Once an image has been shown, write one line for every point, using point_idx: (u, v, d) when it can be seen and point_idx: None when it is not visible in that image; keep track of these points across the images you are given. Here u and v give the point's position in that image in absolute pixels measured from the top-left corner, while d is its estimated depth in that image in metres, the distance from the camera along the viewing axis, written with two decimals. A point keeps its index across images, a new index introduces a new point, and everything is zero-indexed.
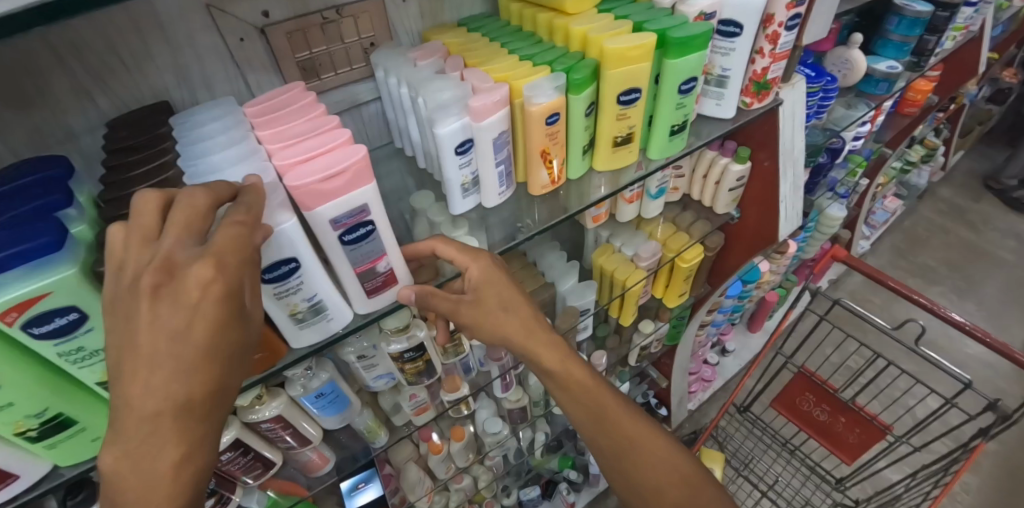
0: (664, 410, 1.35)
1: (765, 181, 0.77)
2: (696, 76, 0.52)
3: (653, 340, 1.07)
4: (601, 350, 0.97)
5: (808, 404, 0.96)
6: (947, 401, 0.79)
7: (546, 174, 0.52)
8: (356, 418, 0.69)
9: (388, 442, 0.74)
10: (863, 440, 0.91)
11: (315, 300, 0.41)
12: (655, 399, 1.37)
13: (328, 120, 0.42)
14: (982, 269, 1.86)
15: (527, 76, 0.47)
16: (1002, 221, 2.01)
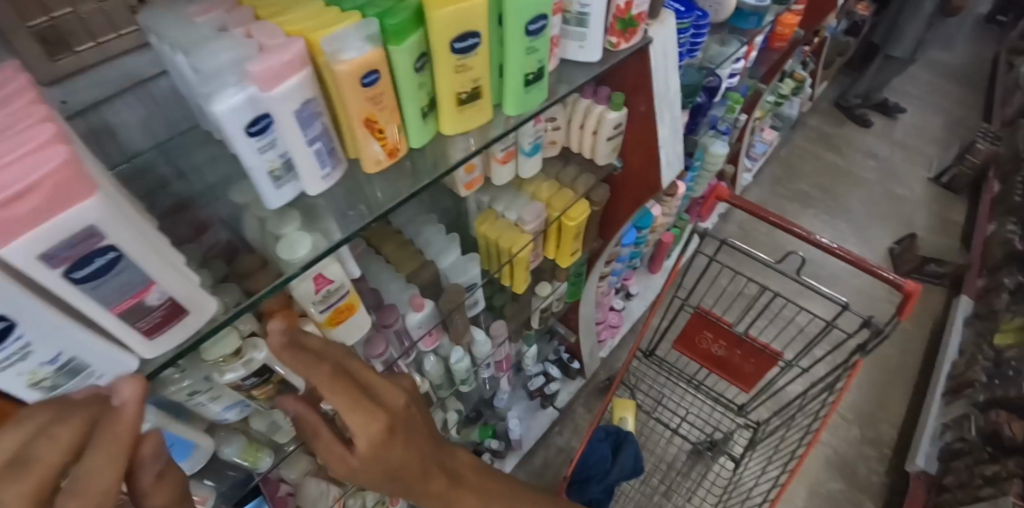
0: (577, 363, 1.42)
1: (643, 125, 0.74)
2: (544, 13, 0.46)
3: (553, 300, 1.06)
4: (500, 320, 0.96)
5: (707, 341, 1.00)
6: (829, 324, 0.85)
7: (378, 145, 0.45)
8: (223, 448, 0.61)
9: (274, 465, 0.67)
10: (758, 367, 0.97)
11: (61, 360, 0.31)
12: (567, 354, 1.44)
13: (32, 111, 0.30)
14: (846, 188, 2.08)
15: (330, 25, 0.38)
16: (860, 143, 2.25)
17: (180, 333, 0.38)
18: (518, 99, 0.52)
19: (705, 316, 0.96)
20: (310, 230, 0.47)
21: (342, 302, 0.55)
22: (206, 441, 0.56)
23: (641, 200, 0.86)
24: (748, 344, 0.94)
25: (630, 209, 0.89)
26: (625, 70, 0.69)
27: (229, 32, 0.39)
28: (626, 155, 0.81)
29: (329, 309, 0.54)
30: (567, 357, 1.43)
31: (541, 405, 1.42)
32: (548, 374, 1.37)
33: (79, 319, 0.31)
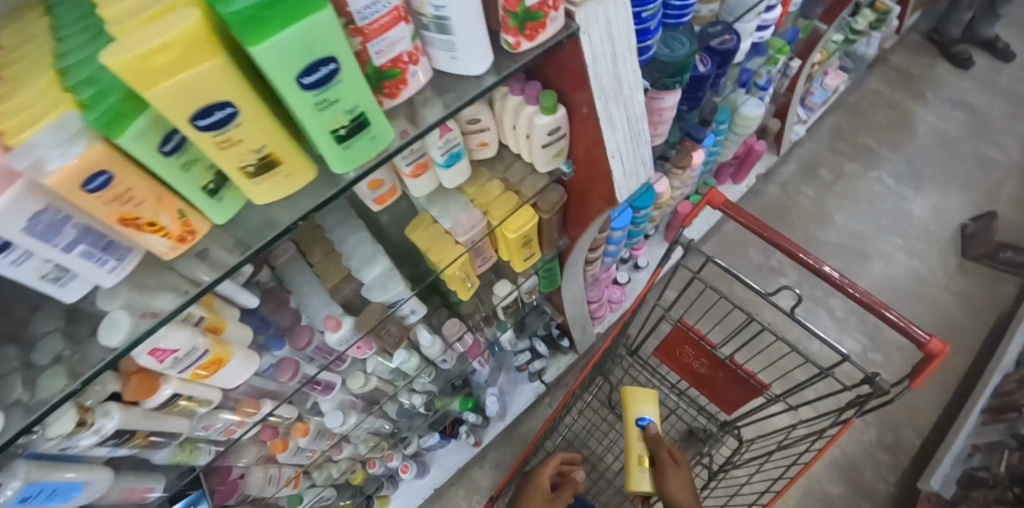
0: (566, 341, 1.37)
1: (588, 129, 0.60)
2: (336, 54, 0.31)
3: (524, 293, 0.99)
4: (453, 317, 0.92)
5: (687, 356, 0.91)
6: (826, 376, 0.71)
7: (160, 238, 0.38)
8: (99, 486, 0.57)
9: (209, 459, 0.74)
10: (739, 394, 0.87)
11: None
12: (558, 329, 1.37)
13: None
14: (922, 144, 1.87)
15: (28, 124, 0.29)
16: (953, 89, 1.98)
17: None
18: (335, 156, 0.37)
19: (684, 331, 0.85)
20: (132, 303, 0.42)
21: (209, 356, 0.52)
22: (100, 476, 0.57)
23: (600, 210, 0.73)
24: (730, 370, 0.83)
25: (588, 217, 0.78)
26: (558, 58, 0.54)
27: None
28: (578, 159, 0.67)
29: (192, 366, 0.51)
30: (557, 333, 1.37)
31: (527, 379, 1.40)
32: (535, 351, 1.33)
33: None
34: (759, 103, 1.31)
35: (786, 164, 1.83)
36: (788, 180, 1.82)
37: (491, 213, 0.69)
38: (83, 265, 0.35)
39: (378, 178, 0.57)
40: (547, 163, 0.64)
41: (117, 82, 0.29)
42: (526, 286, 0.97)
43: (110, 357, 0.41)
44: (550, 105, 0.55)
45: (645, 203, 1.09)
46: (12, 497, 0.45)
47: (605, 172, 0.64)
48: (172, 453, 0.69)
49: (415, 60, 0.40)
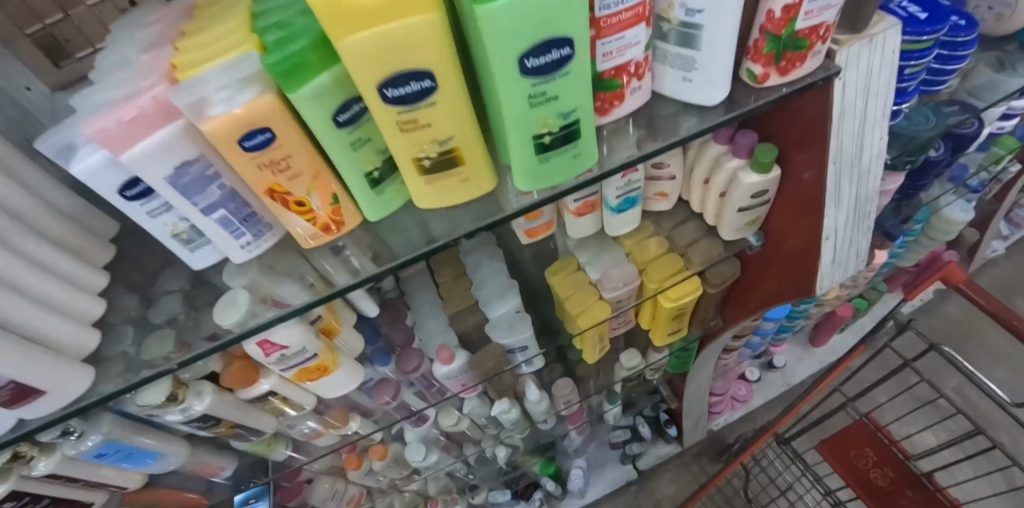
0: (674, 430, 1.21)
1: (800, 201, 0.49)
2: (569, 36, 0.24)
3: (647, 368, 0.88)
4: (567, 376, 0.82)
5: (866, 462, 0.87)
6: None
7: (302, 221, 0.32)
8: (175, 458, 0.55)
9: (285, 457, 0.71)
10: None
11: (9, 383, 0.30)
12: (666, 415, 1.22)
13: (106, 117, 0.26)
14: None
15: (203, 63, 0.26)
16: None
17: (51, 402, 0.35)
18: (529, 167, 0.30)
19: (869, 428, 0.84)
20: (255, 285, 0.39)
21: (313, 363, 0.46)
22: (177, 450, 0.54)
23: (774, 299, 0.61)
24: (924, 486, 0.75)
25: (750, 303, 0.66)
26: (790, 109, 0.43)
27: (138, 60, 0.31)
28: (771, 235, 0.56)
29: (295, 369, 0.45)
30: (664, 419, 1.22)
31: (620, 460, 1.26)
32: (636, 432, 1.20)
33: None
34: (966, 205, 1.07)
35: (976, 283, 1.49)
36: None
37: (648, 275, 0.61)
38: (204, 227, 0.32)
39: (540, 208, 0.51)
40: (732, 229, 0.54)
41: (310, 28, 0.25)
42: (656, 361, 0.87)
43: (221, 340, 0.38)
44: (768, 161, 0.45)
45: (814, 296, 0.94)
46: (87, 450, 0.45)
47: (809, 255, 0.52)
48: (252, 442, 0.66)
49: (639, 74, 0.33)
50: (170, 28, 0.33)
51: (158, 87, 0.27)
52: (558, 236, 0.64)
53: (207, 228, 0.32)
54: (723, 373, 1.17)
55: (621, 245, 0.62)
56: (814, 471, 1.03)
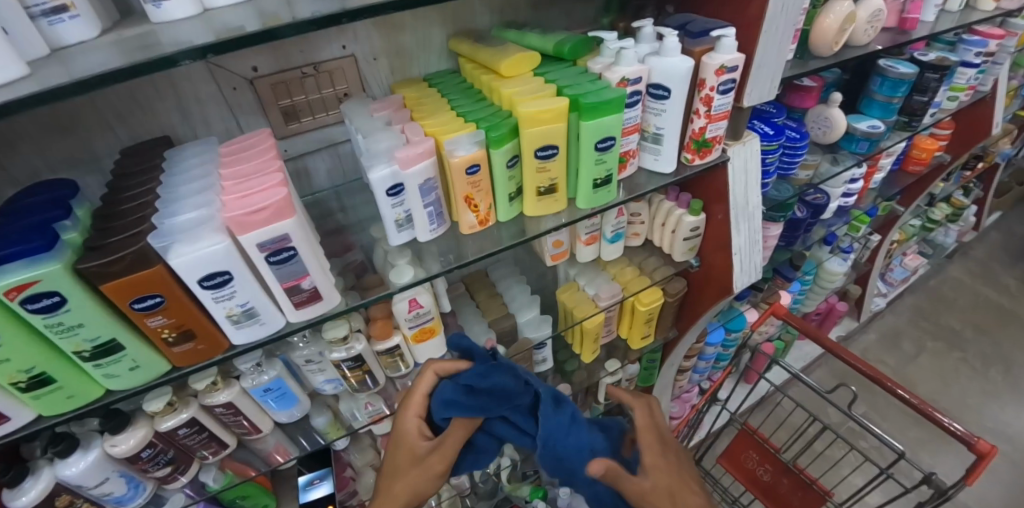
0: None
1: (719, 232, 0.81)
2: (613, 135, 0.58)
3: (623, 378, 1.13)
4: (565, 381, 1.05)
5: (752, 462, 1.11)
6: (886, 472, 0.82)
7: (472, 215, 0.59)
8: (297, 412, 0.72)
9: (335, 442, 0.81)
10: (804, 500, 1.02)
11: (311, 286, 0.52)
12: None
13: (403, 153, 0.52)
14: (1015, 335, 1.75)
15: (453, 131, 0.54)
16: None
17: (304, 314, 0.56)
18: (586, 194, 0.62)
19: (750, 434, 1.08)
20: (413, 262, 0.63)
21: (428, 323, 0.69)
22: (305, 401, 0.72)
23: (711, 306, 0.91)
24: (795, 474, 1.01)
25: (695, 314, 0.96)
26: (708, 180, 0.78)
27: (384, 125, 0.58)
28: (707, 261, 0.87)
29: (416, 327, 0.68)
30: None
31: None
32: None
33: (266, 280, 0.50)
34: (842, 262, 1.34)
35: (867, 331, 1.77)
36: (870, 347, 1.73)
37: (627, 287, 0.89)
38: (416, 215, 0.57)
39: (561, 238, 0.78)
40: (681, 253, 0.85)
41: (505, 121, 0.55)
42: (631, 371, 1.12)
43: (392, 290, 0.60)
44: (696, 208, 0.78)
45: (738, 323, 1.19)
46: (262, 382, 0.64)
47: (727, 269, 0.83)
48: (328, 421, 0.78)
49: (633, 157, 0.67)
50: (388, 109, 0.61)
51: (425, 139, 0.54)
52: (564, 266, 0.92)
53: (417, 214, 0.58)
54: (679, 397, 1.41)
55: (608, 271, 0.92)
56: (719, 482, 1.26)
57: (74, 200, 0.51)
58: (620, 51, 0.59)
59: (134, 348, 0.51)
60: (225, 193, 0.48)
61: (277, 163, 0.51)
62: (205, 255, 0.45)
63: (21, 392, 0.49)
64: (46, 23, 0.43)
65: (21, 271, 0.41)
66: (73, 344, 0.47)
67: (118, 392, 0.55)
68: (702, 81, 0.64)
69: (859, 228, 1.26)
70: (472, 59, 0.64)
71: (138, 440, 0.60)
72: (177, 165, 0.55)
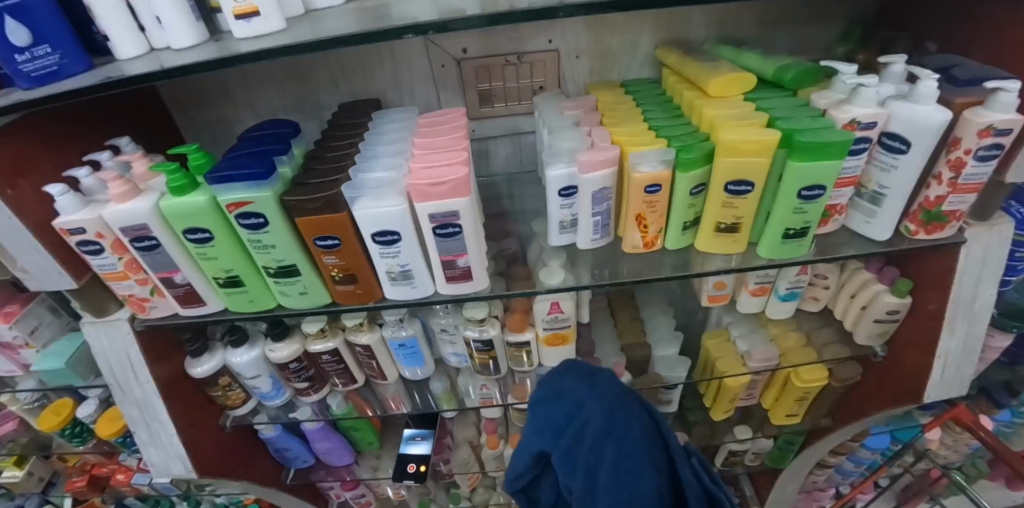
0: None
1: (925, 324, 0.66)
2: (823, 184, 0.50)
3: (749, 452, 0.97)
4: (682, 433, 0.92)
5: None
6: None
7: (639, 235, 0.56)
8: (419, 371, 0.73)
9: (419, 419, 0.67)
10: None
11: (466, 265, 0.54)
12: None
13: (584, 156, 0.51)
14: None
15: (642, 144, 0.52)
16: None
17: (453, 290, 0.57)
18: (771, 243, 0.54)
19: None
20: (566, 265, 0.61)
21: (563, 330, 0.65)
22: (429, 366, 0.73)
23: (889, 408, 0.74)
24: None
25: (862, 411, 0.80)
26: (926, 260, 0.64)
27: (571, 124, 0.57)
28: (898, 354, 0.71)
29: (550, 330, 0.65)
30: None
31: None
32: None
33: (428, 249, 0.53)
34: None
35: None
36: None
37: (786, 356, 0.74)
38: (583, 219, 0.56)
39: (725, 281, 0.69)
40: (867, 336, 0.70)
41: (699, 144, 0.51)
42: (763, 447, 0.95)
43: (540, 289, 0.59)
44: (904, 289, 0.63)
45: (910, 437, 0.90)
46: (398, 336, 0.67)
47: (924, 373, 0.67)
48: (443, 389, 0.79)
49: (840, 212, 0.57)
50: (578, 108, 0.60)
51: (612, 147, 0.52)
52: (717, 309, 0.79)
53: (585, 219, 0.55)
54: None
55: (768, 329, 0.77)
56: None
57: (293, 138, 0.59)
58: (858, 88, 0.50)
59: (307, 277, 0.58)
60: (414, 161, 0.51)
61: (464, 143, 0.53)
62: (384, 213, 0.49)
63: (221, 285, 0.61)
64: None
65: (244, 191, 0.50)
66: (264, 258, 0.56)
67: (284, 309, 0.63)
68: (956, 140, 0.52)
69: None
70: (677, 72, 0.60)
71: (291, 352, 0.69)
72: (381, 127, 0.60)
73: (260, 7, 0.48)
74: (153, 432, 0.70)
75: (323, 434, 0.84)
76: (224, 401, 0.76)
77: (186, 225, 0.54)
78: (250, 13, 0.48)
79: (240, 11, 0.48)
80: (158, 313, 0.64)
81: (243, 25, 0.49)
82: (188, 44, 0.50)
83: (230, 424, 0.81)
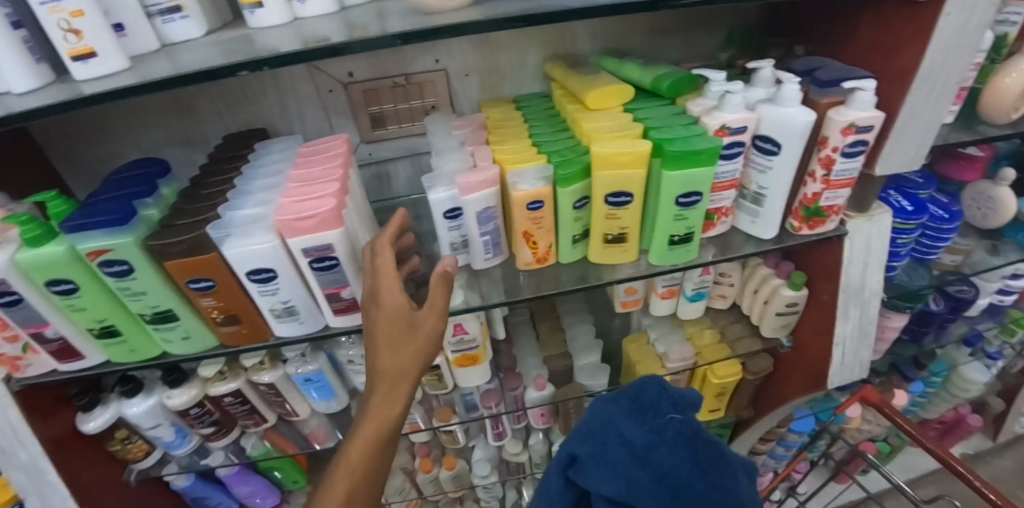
0: None
1: (822, 314, 0.68)
2: (698, 191, 0.50)
3: None
4: None
5: None
6: None
7: (529, 252, 0.55)
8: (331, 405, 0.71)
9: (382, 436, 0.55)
10: None
11: (351, 297, 0.52)
12: None
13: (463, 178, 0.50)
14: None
15: (522, 162, 0.51)
16: None
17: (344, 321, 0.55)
18: (659, 250, 0.55)
19: None
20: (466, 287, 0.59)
21: (472, 351, 0.64)
22: (343, 398, 0.70)
23: (801, 394, 0.77)
24: None
25: (779, 399, 0.82)
26: (817, 253, 0.66)
27: (458, 145, 0.56)
28: (802, 343, 0.74)
29: (460, 352, 0.64)
30: None
31: None
32: None
33: (309, 283, 0.51)
34: (985, 370, 1.03)
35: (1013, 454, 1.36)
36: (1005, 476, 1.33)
37: (702, 354, 0.76)
38: (472, 239, 0.54)
39: (635, 286, 0.70)
40: (772, 328, 0.72)
41: (577, 159, 0.51)
42: None
43: None
44: (799, 282, 0.66)
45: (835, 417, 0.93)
46: (302, 372, 0.64)
47: (824, 359, 0.70)
48: None
49: (726, 215, 0.59)
50: (467, 127, 0.59)
51: (493, 167, 0.51)
52: (636, 314, 0.80)
53: (474, 240, 0.55)
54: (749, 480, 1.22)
55: (684, 330, 0.79)
56: None
57: (162, 177, 0.55)
58: (725, 95, 0.51)
59: (188, 320, 0.54)
60: (286, 194, 0.49)
61: (341, 172, 0.51)
62: (253, 251, 0.46)
63: (98, 336, 0.56)
64: (160, 21, 0.50)
65: (102, 237, 0.46)
66: (136, 305, 0.52)
67: (172, 354, 0.59)
68: (824, 139, 0.54)
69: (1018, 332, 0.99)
70: (563, 86, 0.60)
71: (190, 397, 0.64)
72: (262, 158, 0.58)
73: (97, 47, 0.44)
74: (44, 499, 0.64)
75: (240, 478, 0.80)
76: (125, 454, 0.72)
77: (46, 276, 0.49)
78: (87, 55, 0.44)
79: (76, 52, 0.44)
80: (34, 372, 0.58)
81: (80, 67, 0.45)
82: (30, 88, 0.46)
83: (136, 478, 0.75)
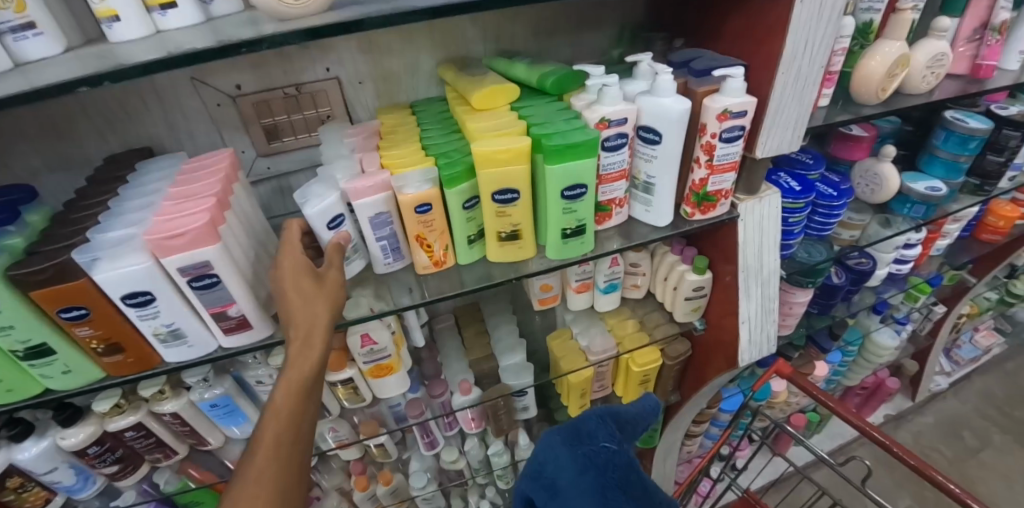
0: None
1: (727, 295, 0.71)
2: (583, 183, 0.52)
3: None
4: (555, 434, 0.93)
5: None
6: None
7: (425, 255, 0.55)
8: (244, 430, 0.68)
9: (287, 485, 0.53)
10: None
11: (240, 314, 0.51)
12: None
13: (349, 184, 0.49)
14: None
15: (408, 165, 0.51)
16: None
17: (239, 340, 0.54)
18: (555, 245, 0.56)
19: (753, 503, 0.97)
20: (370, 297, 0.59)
21: (385, 361, 0.63)
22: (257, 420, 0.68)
23: (719, 374, 0.80)
24: None
25: (701, 381, 0.85)
26: (717, 237, 0.69)
27: (348, 153, 0.56)
28: (712, 324, 0.77)
29: (372, 363, 0.63)
30: None
31: None
32: None
33: (193, 303, 0.49)
34: (894, 334, 1.11)
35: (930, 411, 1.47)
36: (927, 432, 1.42)
37: (622, 344, 0.78)
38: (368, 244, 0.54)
39: (549, 282, 0.71)
40: (684, 312, 0.74)
41: (463, 160, 0.51)
42: None
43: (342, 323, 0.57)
44: (701, 266, 0.68)
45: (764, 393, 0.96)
46: (206, 398, 0.62)
47: (733, 339, 0.73)
48: None
49: (619, 206, 0.61)
50: (360, 135, 0.58)
51: (380, 172, 0.51)
52: (559, 310, 0.81)
53: (370, 245, 0.54)
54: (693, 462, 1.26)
55: (606, 321, 0.81)
56: None
57: (26, 205, 0.52)
58: (603, 88, 0.53)
59: (67, 353, 0.51)
60: (159, 213, 0.47)
61: (221, 188, 0.50)
62: (125, 274, 0.44)
63: None
64: (11, 39, 0.44)
65: None
66: (4, 343, 0.47)
67: (56, 392, 0.55)
68: (702, 126, 0.56)
69: (919, 297, 1.07)
70: (454, 88, 0.60)
71: (87, 435, 0.60)
72: (142, 177, 0.55)
73: None
74: None
75: None
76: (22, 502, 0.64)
77: None
78: None
79: None
80: None
81: None
82: None
83: None
